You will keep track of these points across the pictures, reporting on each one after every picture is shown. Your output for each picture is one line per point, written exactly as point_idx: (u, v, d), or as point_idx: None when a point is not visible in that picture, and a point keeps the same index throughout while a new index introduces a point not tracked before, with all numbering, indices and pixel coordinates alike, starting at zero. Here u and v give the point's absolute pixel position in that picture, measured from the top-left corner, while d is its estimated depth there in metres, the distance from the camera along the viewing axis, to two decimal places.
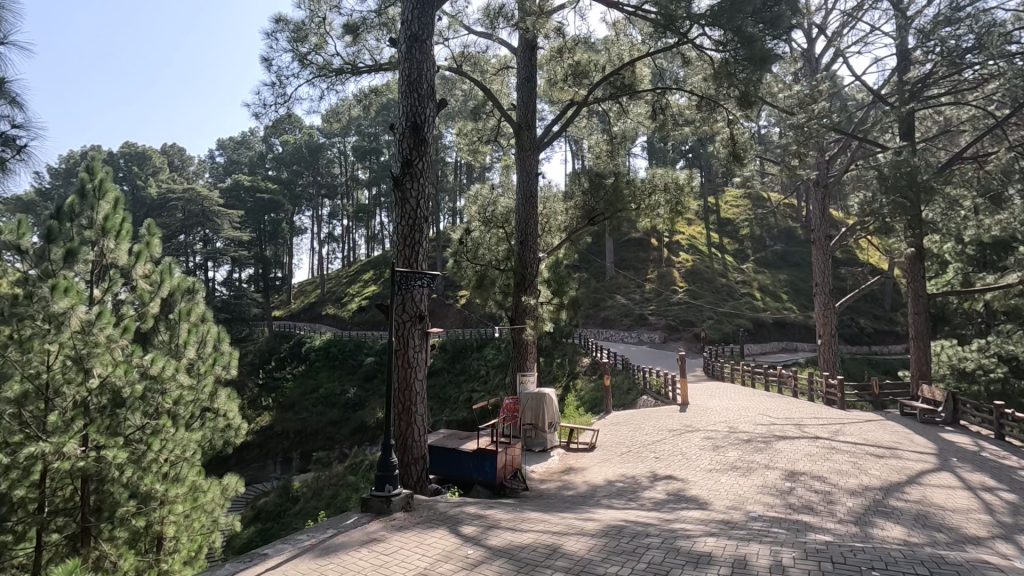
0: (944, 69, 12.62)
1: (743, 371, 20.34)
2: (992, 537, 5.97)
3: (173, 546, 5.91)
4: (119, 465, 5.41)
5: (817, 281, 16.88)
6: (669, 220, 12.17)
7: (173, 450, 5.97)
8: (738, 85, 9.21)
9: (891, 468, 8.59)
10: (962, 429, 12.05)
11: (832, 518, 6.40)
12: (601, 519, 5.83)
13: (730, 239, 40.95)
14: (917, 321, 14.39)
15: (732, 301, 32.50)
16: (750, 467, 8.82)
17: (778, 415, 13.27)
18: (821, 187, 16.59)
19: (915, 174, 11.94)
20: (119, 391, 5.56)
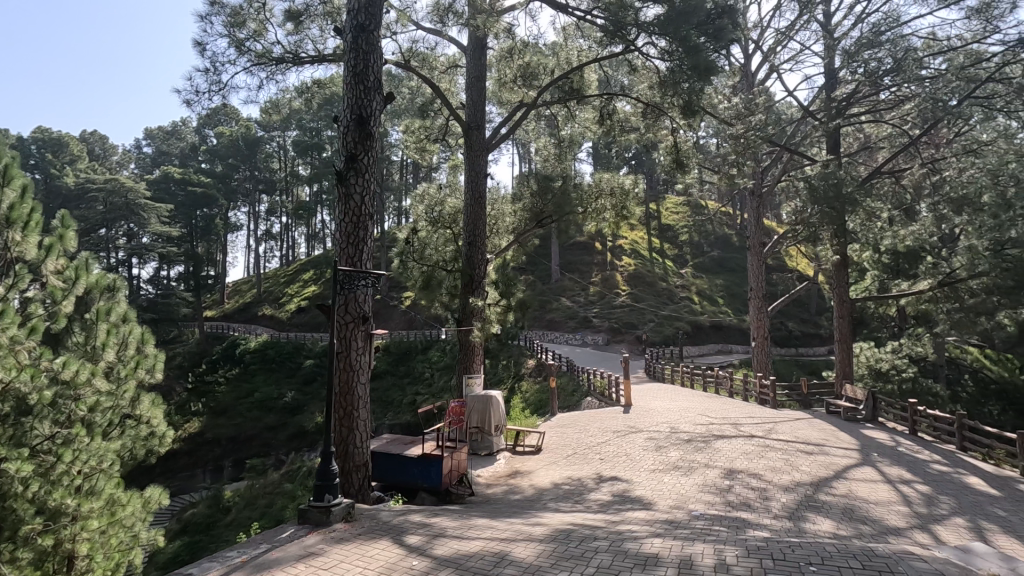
0: (866, 89, 13.38)
1: (683, 372, 20.98)
2: (911, 527, 6.36)
3: (86, 569, 4.67)
4: (22, 485, 4.33)
5: (751, 286, 17.61)
6: (615, 224, 12.37)
7: (87, 464, 4.88)
8: (683, 95, 9.34)
9: (820, 464, 9.05)
10: (880, 425, 12.90)
11: (768, 514, 6.63)
12: (548, 523, 5.79)
13: (670, 245, 42.23)
14: (841, 325, 15.28)
15: (672, 305, 33.44)
16: (691, 466, 9.06)
17: (716, 416, 13.72)
18: (756, 196, 17.33)
19: (841, 186, 12.66)
20: (24, 398, 4.45)
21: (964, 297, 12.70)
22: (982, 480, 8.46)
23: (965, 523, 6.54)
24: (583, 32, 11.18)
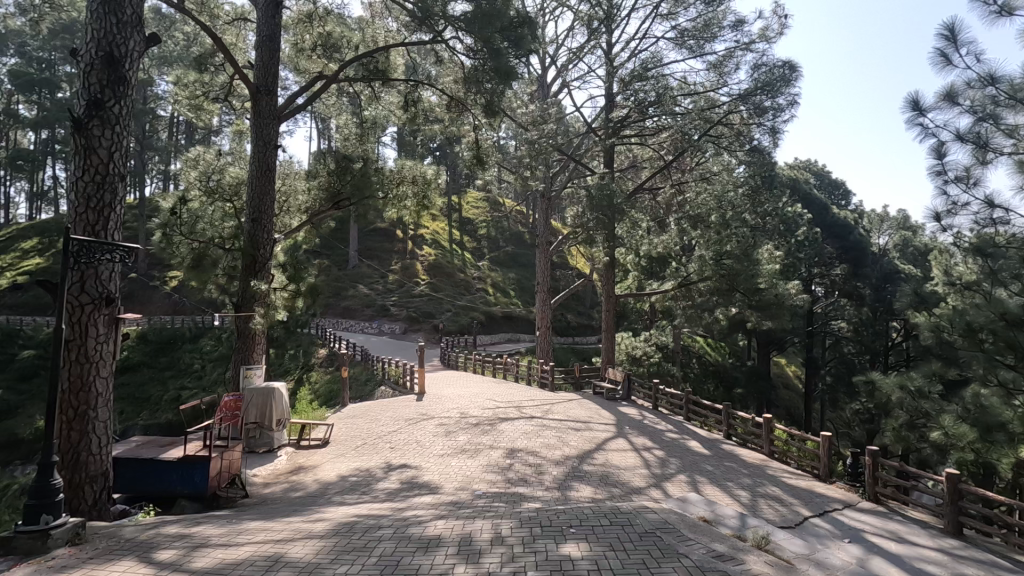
0: (636, 115, 15.49)
1: (476, 360, 22.00)
2: (648, 485, 7.66)
3: None
4: None
5: (538, 281, 19.19)
6: (415, 213, 12.31)
7: None
8: (485, 94, 9.72)
9: (585, 438, 10.34)
10: (632, 402, 15.26)
11: (541, 487, 7.34)
12: (330, 517, 5.57)
13: (469, 238, 43.61)
14: (608, 317, 17.65)
15: (468, 296, 34.56)
16: (476, 448, 9.55)
17: (503, 400, 14.68)
18: (546, 199, 18.87)
19: (612, 197, 14.49)
20: None
21: (694, 296, 15.61)
22: (699, 443, 10.58)
23: (686, 478, 8.09)
24: (391, 13, 10.85)
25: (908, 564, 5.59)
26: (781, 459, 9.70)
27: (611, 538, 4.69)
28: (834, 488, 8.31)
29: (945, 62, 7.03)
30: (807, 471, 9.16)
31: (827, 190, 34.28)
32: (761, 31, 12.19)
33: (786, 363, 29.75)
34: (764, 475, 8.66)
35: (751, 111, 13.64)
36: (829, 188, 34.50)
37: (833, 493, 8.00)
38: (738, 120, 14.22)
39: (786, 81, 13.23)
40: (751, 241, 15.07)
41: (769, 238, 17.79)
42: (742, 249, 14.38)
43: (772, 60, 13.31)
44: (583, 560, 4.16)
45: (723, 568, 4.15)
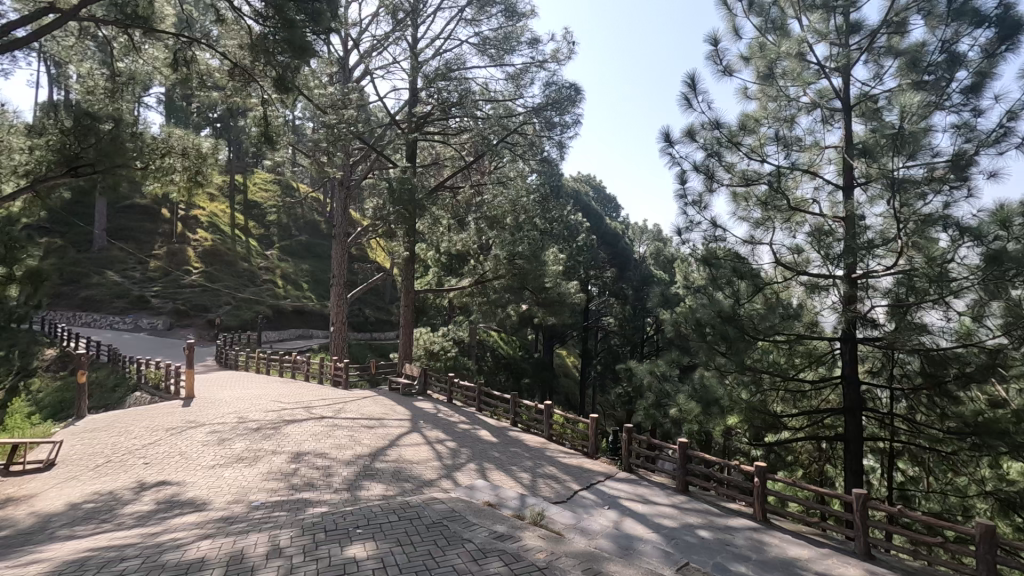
0: (439, 113, 15.62)
1: (260, 358, 20.00)
2: (439, 477, 7.83)
3: None
4: None
5: (333, 273, 18.16)
6: (186, 190, 10.63)
7: None
8: (278, 67, 8.86)
9: (378, 436, 10.15)
10: (428, 397, 15.48)
11: (328, 489, 6.98)
12: (52, 556, 4.51)
13: (256, 224, 39.29)
14: (406, 312, 17.45)
15: (252, 287, 31.08)
16: (256, 456, 8.66)
17: (289, 401, 13.53)
18: (344, 187, 17.89)
19: (413, 192, 14.33)
20: None
21: (489, 293, 16.42)
22: (488, 431, 11.18)
23: (474, 466, 8.49)
24: None
25: (650, 521, 6.69)
26: (558, 441, 10.80)
27: (399, 534, 4.68)
28: (598, 462, 9.54)
29: (688, 105, 8.52)
30: (579, 450, 10.36)
31: (602, 203, 39.15)
32: (553, 52, 13.34)
33: (566, 354, 33.21)
34: (544, 456, 9.53)
35: (542, 124, 14.85)
36: (604, 202, 39.47)
37: (598, 467, 9.18)
38: (532, 131, 15.34)
39: (572, 101, 14.65)
40: (540, 244, 16.37)
41: (555, 242, 19.61)
42: (531, 250, 15.58)
43: (561, 80, 14.60)
44: (369, 560, 4.07)
45: (503, 548, 4.45)
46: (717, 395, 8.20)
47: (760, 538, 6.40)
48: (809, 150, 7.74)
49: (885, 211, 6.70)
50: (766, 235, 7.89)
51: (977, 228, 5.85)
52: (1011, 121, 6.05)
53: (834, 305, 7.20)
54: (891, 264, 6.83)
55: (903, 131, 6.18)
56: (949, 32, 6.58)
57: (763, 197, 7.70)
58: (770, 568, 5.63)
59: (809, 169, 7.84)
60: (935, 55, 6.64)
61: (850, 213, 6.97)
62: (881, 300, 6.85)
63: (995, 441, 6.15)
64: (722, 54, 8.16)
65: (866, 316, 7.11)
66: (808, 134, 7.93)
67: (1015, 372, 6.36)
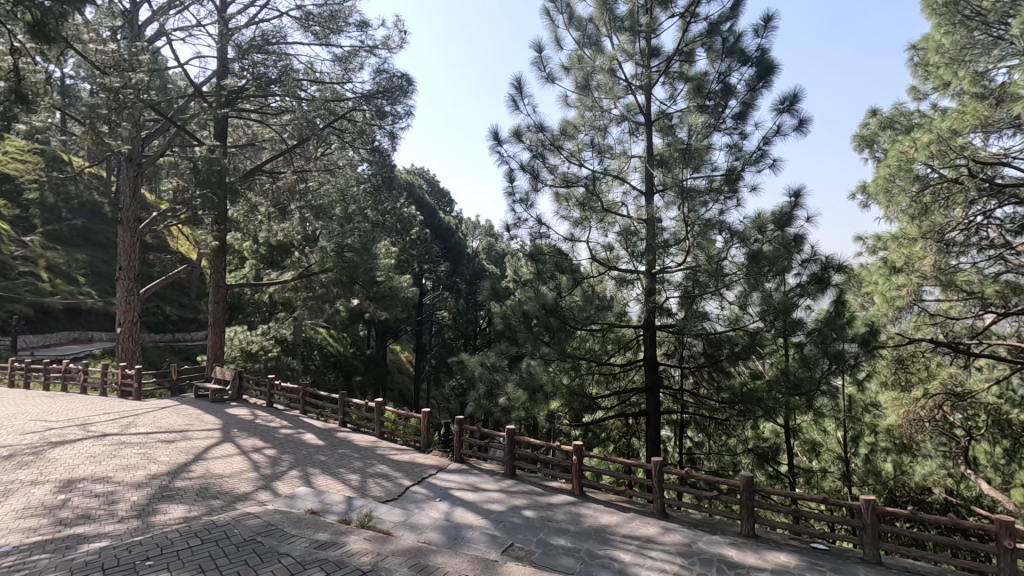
0: (254, 89, 14.07)
1: (15, 369, 16.19)
2: (255, 489, 7.12)
3: None
4: None
5: (120, 265, 15.37)
6: None
7: None
8: (34, 11, 6.92)
9: (180, 450, 8.89)
10: (244, 402, 14.00)
11: (111, 519, 5.92)
12: None
13: (7, 202, 31.52)
14: (216, 309, 15.53)
15: (3, 280, 24.97)
16: (6, 489, 6.97)
17: (57, 419, 11.14)
18: (134, 164, 15.23)
19: (223, 174, 12.76)
20: None
21: (315, 288, 15.34)
22: (314, 435, 10.49)
23: (297, 473, 7.89)
24: None
25: (479, 508, 6.87)
26: (390, 438, 10.57)
27: (201, 558, 4.16)
28: (431, 456, 9.53)
29: (515, 107, 8.87)
30: (411, 445, 10.25)
31: (435, 197, 39.10)
32: (384, 39, 12.89)
33: (400, 349, 32.66)
34: (374, 456, 9.23)
35: (372, 112, 14.29)
36: (438, 195, 39.54)
37: (430, 460, 9.18)
38: (361, 119, 14.69)
39: (404, 92, 14.35)
40: (372, 236, 15.74)
41: (387, 235, 19.03)
42: (362, 243, 14.89)
43: (392, 69, 14.19)
44: None
45: (325, 557, 4.19)
46: (542, 382, 8.72)
47: (578, 511, 6.98)
48: (619, 157, 8.58)
49: (677, 215, 7.72)
50: (583, 233, 8.58)
51: (743, 232, 7.07)
52: (766, 145, 7.38)
53: (637, 296, 8.16)
54: (682, 261, 7.84)
55: (690, 147, 7.16)
56: (724, 66, 7.79)
57: (581, 199, 8.36)
58: (585, 537, 6.16)
59: (619, 175, 8.72)
60: (714, 84, 7.83)
61: (651, 216, 7.91)
62: (674, 291, 7.86)
63: (755, 406, 7.50)
64: (545, 62, 8.65)
65: (663, 306, 8.13)
66: (618, 144, 8.80)
67: (768, 349, 7.81)
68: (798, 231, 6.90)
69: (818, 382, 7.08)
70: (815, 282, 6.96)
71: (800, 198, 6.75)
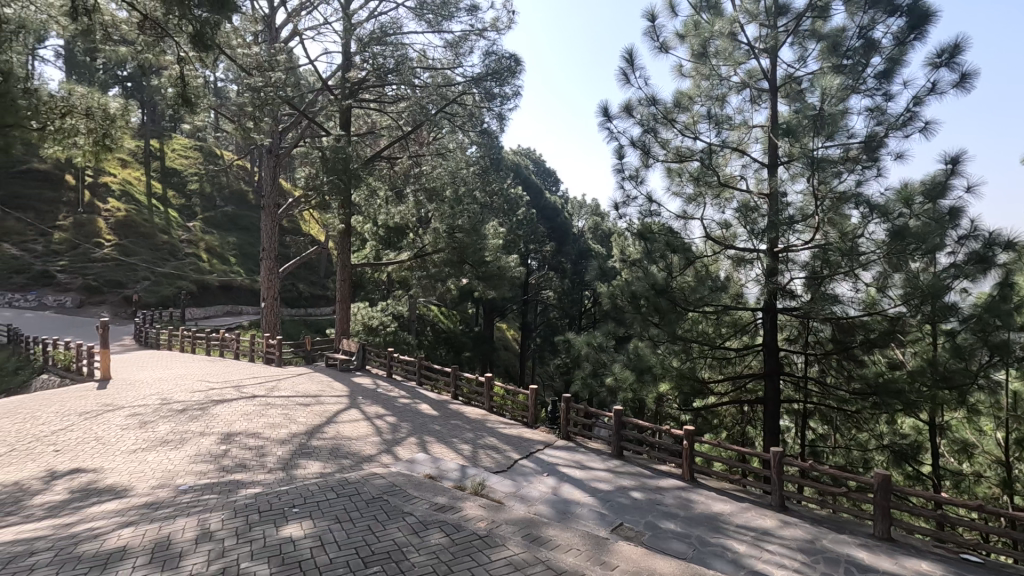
0: (373, 80, 14.89)
1: (184, 337, 18.92)
2: (379, 452, 7.77)
3: None
4: None
5: (264, 247, 17.21)
6: (92, 155, 9.21)
7: None
8: (194, 23, 7.81)
9: (315, 413, 9.91)
10: (367, 372, 15.21)
11: (262, 469, 6.78)
12: None
13: (175, 193, 36.42)
14: (342, 287, 16.90)
15: (173, 261, 29.13)
16: (182, 438, 8.25)
17: (217, 380, 12.90)
18: (273, 155, 16.87)
19: (348, 162, 13.76)
20: None
21: (429, 267, 16.11)
22: (429, 405, 11.16)
23: (415, 440, 8.47)
24: None
25: (586, 485, 6.95)
26: (499, 412, 10.95)
27: (337, 510, 4.66)
28: (538, 432, 9.76)
29: (625, 81, 8.60)
30: (519, 420, 10.55)
31: (542, 177, 39.26)
32: (493, 20, 13.04)
33: (506, 328, 33.48)
34: (484, 428, 9.64)
35: (482, 95, 14.55)
36: (544, 175, 39.64)
37: (538, 436, 9.40)
38: (471, 102, 15.05)
39: (512, 72, 14.46)
40: (481, 218, 16.16)
41: (496, 215, 19.45)
42: (472, 224, 15.36)
43: (501, 50, 14.33)
44: (305, 539, 4.06)
45: (444, 519, 4.49)
46: (650, 363, 8.55)
47: (688, 496, 6.81)
48: (739, 128, 8.00)
49: (804, 188, 7.12)
50: (697, 211, 8.17)
51: (884, 205, 6.33)
52: (916, 106, 6.51)
53: (757, 277, 7.66)
54: (809, 239, 7.26)
55: (822, 113, 6.51)
56: (866, 18, 6.95)
57: (695, 173, 7.97)
58: (696, 523, 6.01)
59: (738, 147, 8.15)
60: (853, 41, 7.05)
61: (773, 189, 7.34)
62: (800, 272, 7.33)
63: (892, 399, 6.84)
64: (658, 31, 8.26)
65: (786, 287, 7.56)
66: (738, 113, 8.23)
67: (911, 337, 7.05)
68: (954, 203, 6.04)
69: (975, 376, 6.22)
70: (975, 262, 5.98)
71: (958, 165, 5.90)
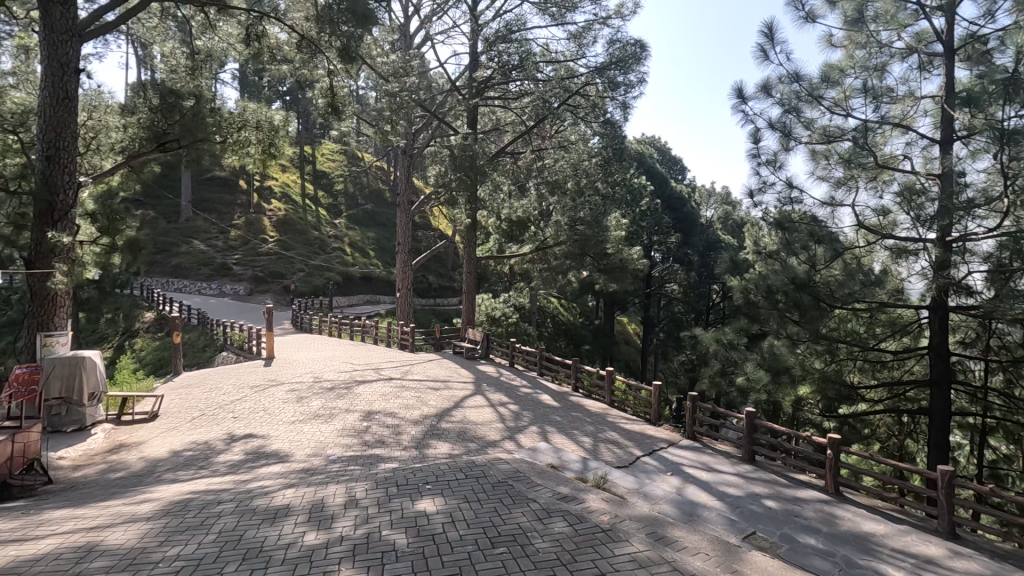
0: (499, 77, 15.29)
1: (332, 323, 21.06)
2: (502, 438, 8.06)
3: None
4: None
5: (399, 241, 18.54)
6: (261, 162, 10.53)
7: None
8: (341, 38, 8.56)
9: (443, 397, 10.51)
10: (491, 361, 15.78)
11: (398, 447, 7.35)
12: (159, 498, 5.19)
13: (324, 193, 40.49)
14: (468, 279, 17.67)
15: (322, 255, 32.48)
16: (331, 413, 9.22)
17: (360, 363, 14.21)
18: (408, 155, 18.06)
19: (474, 159, 14.31)
20: None
21: (550, 259, 16.27)
22: (550, 396, 11.31)
23: (537, 429, 8.65)
24: None
25: (714, 488, 6.62)
26: (620, 407, 10.78)
27: (466, 490, 4.92)
28: (662, 430, 9.45)
29: (763, 57, 7.96)
30: (641, 417, 10.29)
31: (667, 165, 37.71)
32: (617, 7, 12.73)
33: (627, 322, 32.79)
34: (605, 422, 9.56)
35: (606, 84, 14.29)
36: (669, 163, 38.03)
37: (661, 434, 9.11)
38: (595, 92, 14.85)
39: (638, 58, 14.05)
40: (603, 209, 15.94)
41: (618, 206, 19.07)
42: (593, 216, 15.18)
43: (625, 37, 13.98)
44: (437, 515, 4.35)
45: (567, 509, 4.55)
46: (788, 364, 7.92)
47: (831, 511, 6.20)
48: (903, 100, 7.03)
49: (989, 166, 6.06)
50: (848, 196, 7.34)
51: None
52: None
53: (923, 271, 6.70)
54: (993, 227, 6.20)
55: (1016, 76, 5.48)
56: None
57: (846, 155, 7.15)
58: (841, 541, 5.46)
59: (901, 122, 7.17)
60: None
61: (947, 168, 6.35)
62: (980, 265, 6.30)
63: None
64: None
65: (962, 283, 6.53)
66: (900, 83, 7.21)
67: None
68: None
69: None
70: None
71: None
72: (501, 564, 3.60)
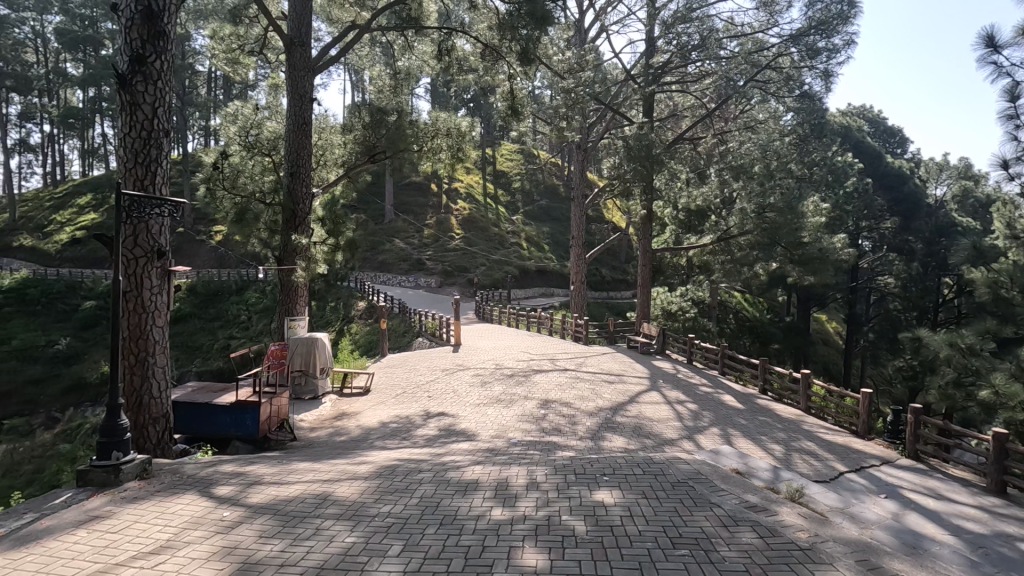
0: (677, 60, 14.57)
1: (510, 314, 22.24)
2: (680, 437, 7.75)
3: None
4: None
5: (573, 235, 18.82)
6: (450, 166, 11.49)
7: None
8: (518, 42, 8.92)
9: (618, 391, 10.44)
10: (667, 356, 15.22)
11: (574, 436, 7.51)
12: (372, 461, 6.04)
13: (503, 192, 42.78)
14: (643, 272, 17.23)
15: (502, 250, 34.42)
16: (511, 399, 9.78)
17: (536, 353, 14.79)
18: (582, 150, 18.19)
19: (651, 148, 13.88)
20: None
21: (733, 250, 15.09)
22: (733, 397, 10.53)
23: (718, 431, 8.14)
24: None
25: (945, 520, 5.56)
26: (819, 415, 9.58)
27: (644, 486, 4.85)
28: (873, 445, 8.17)
29: None
30: (846, 427, 9.02)
31: (880, 138, 32.32)
32: None
33: (827, 320, 28.98)
34: (800, 430, 8.59)
35: (802, 53, 12.73)
36: (884, 136, 32.53)
37: (873, 450, 7.88)
38: (788, 63, 13.36)
39: (844, 19, 12.28)
40: (798, 194, 14.26)
41: (816, 189, 16.92)
42: (786, 202, 13.66)
43: None
44: (615, 507, 4.36)
45: (756, 519, 4.22)
46: None
47: None
48: None
49: None
50: None
51: None
52: None
53: None
54: None
55: None
56: None
57: None
58: None
59: None
60: None
61: None
62: None
63: None
64: None
65: None
66: None
67: None
68: None
69: None
70: None
71: None
72: (683, 566, 3.48)
